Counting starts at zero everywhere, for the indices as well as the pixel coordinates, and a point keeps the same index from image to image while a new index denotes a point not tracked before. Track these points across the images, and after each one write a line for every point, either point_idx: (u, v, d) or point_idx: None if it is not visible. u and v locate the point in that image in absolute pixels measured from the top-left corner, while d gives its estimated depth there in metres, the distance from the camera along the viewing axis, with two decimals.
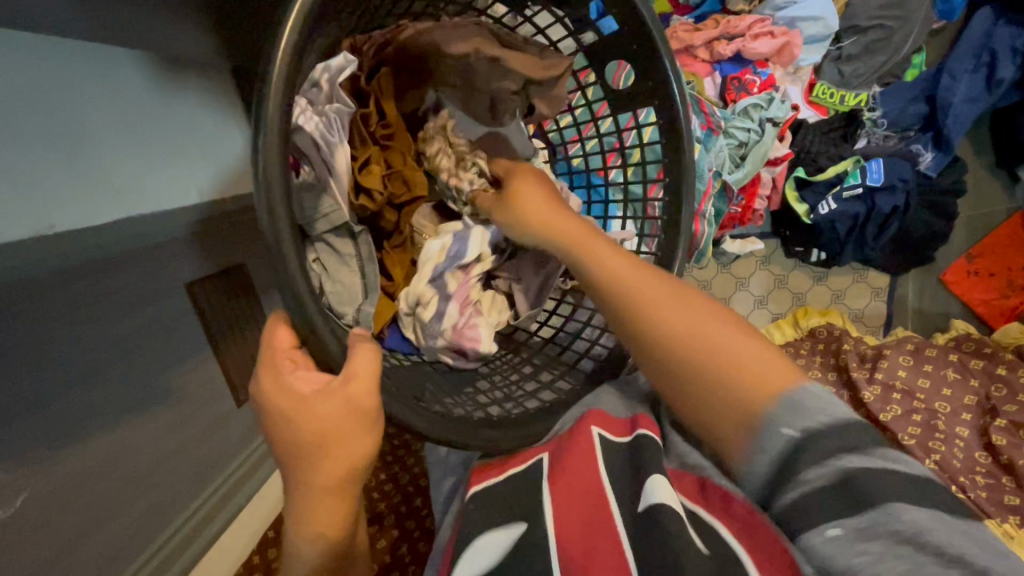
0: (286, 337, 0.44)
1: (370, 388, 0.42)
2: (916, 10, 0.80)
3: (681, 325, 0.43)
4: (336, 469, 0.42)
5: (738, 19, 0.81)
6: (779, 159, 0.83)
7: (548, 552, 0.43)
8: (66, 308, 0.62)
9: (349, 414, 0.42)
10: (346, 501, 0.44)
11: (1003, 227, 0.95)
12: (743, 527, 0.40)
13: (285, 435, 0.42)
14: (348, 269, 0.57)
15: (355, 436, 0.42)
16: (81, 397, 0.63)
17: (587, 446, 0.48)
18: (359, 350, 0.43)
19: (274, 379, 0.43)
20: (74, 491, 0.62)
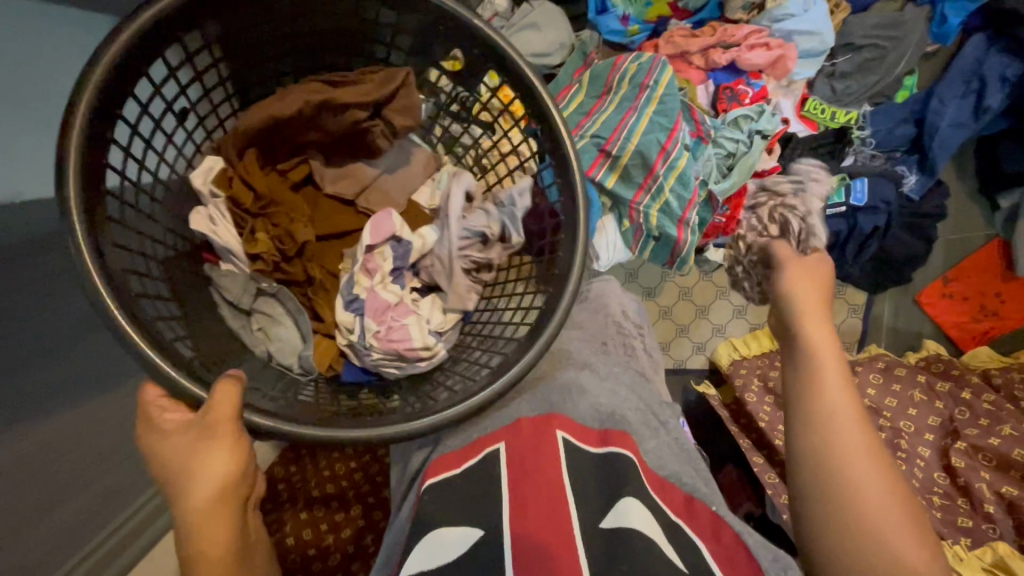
0: (157, 387, 0.45)
1: (229, 420, 0.43)
2: (909, 32, 0.81)
3: (859, 468, 0.49)
4: (209, 489, 0.43)
5: (736, 28, 0.80)
6: (766, 171, 0.83)
7: (502, 532, 0.44)
8: (39, 279, 0.61)
9: (206, 443, 0.43)
10: (232, 520, 0.45)
11: (981, 252, 0.97)
12: (725, 551, 0.47)
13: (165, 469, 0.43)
14: (287, 324, 0.58)
15: (221, 455, 0.43)
16: (45, 373, 0.61)
17: (551, 440, 0.50)
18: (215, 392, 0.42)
19: (155, 425, 0.44)
20: (37, 468, 0.61)
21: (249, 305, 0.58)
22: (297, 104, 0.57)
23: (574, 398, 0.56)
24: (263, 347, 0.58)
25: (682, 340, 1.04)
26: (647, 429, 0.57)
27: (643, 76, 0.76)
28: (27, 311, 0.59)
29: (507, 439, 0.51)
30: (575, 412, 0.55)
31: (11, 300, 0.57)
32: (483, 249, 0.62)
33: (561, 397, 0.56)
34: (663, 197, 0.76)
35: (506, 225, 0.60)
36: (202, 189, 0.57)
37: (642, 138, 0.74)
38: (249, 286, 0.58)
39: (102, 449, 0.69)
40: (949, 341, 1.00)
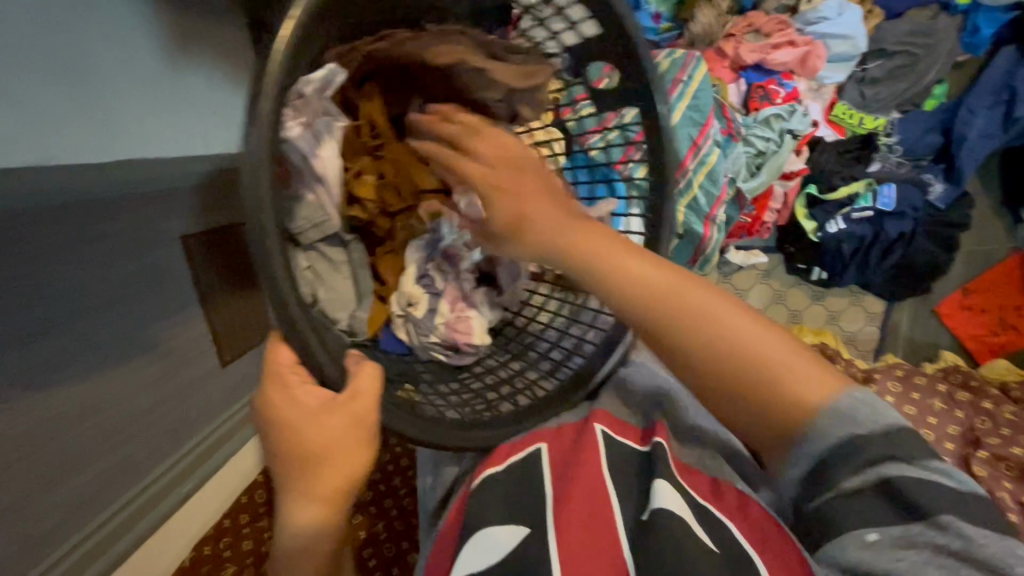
0: (286, 354, 0.43)
1: (372, 407, 0.43)
2: (942, 41, 0.82)
3: (734, 330, 0.41)
4: (335, 480, 0.43)
5: (767, 26, 0.80)
6: (793, 173, 0.84)
7: (547, 536, 0.43)
8: (64, 245, 0.61)
9: (345, 436, 0.43)
10: (342, 510, 0.44)
11: (1002, 265, 0.98)
12: (754, 529, 0.43)
13: (284, 448, 0.43)
14: (340, 274, 0.59)
15: (351, 449, 0.43)
16: (65, 339, 0.61)
17: (590, 436, 0.50)
18: (361, 370, 0.43)
19: (284, 397, 0.43)
20: (52, 435, 0.60)
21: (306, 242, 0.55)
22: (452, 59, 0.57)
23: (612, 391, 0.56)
24: (307, 289, 0.56)
25: None
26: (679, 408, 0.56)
27: (676, 71, 0.75)
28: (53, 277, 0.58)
29: (549, 441, 0.51)
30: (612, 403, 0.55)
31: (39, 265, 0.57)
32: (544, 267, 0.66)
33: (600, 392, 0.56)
34: (693, 195, 0.76)
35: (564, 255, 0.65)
36: (309, 91, 0.49)
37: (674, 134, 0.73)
38: (322, 231, 0.55)
39: (115, 421, 0.68)
40: (966, 354, 1.01)
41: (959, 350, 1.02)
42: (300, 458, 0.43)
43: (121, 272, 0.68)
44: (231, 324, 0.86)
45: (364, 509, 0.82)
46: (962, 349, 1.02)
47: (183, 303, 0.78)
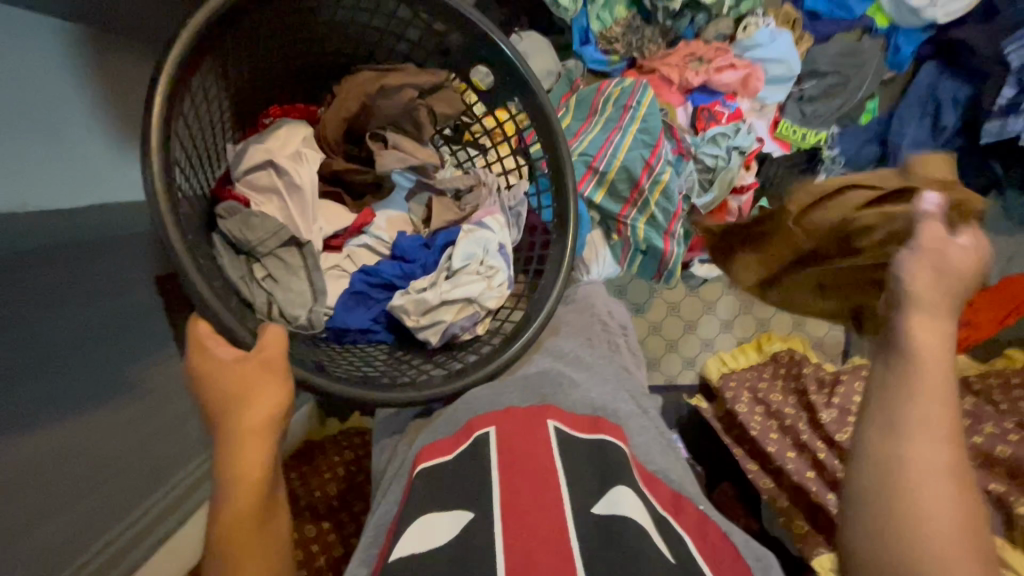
0: (208, 324, 0.50)
1: (281, 352, 0.48)
2: (868, 60, 0.89)
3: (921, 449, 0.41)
4: (260, 415, 0.46)
5: (709, 50, 0.87)
6: (745, 187, 0.88)
7: (491, 520, 0.43)
8: (39, 288, 0.61)
9: (262, 375, 0.47)
10: (272, 449, 0.46)
11: None
12: (710, 547, 0.46)
13: (212, 395, 0.46)
14: (298, 277, 0.63)
15: (269, 384, 0.47)
16: (49, 382, 0.62)
17: (542, 430, 0.51)
18: (266, 331, 0.49)
19: (203, 353, 0.48)
20: (34, 478, 0.60)
21: (265, 250, 0.62)
22: (359, 99, 0.69)
23: (570, 395, 0.58)
24: (264, 296, 0.60)
25: (671, 356, 1.06)
26: (635, 424, 0.59)
27: (626, 98, 0.80)
28: (29, 320, 0.60)
29: (498, 424, 0.52)
30: (568, 403, 0.57)
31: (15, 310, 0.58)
32: (488, 257, 0.68)
33: (553, 391, 0.58)
34: (649, 212, 0.80)
35: (494, 249, 0.69)
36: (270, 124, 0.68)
37: (629, 156, 0.78)
38: (268, 234, 0.62)
39: (94, 465, 0.68)
40: None
41: None
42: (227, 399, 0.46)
43: (101, 314, 0.69)
44: None
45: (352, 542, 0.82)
46: None
47: (154, 343, 0.79)
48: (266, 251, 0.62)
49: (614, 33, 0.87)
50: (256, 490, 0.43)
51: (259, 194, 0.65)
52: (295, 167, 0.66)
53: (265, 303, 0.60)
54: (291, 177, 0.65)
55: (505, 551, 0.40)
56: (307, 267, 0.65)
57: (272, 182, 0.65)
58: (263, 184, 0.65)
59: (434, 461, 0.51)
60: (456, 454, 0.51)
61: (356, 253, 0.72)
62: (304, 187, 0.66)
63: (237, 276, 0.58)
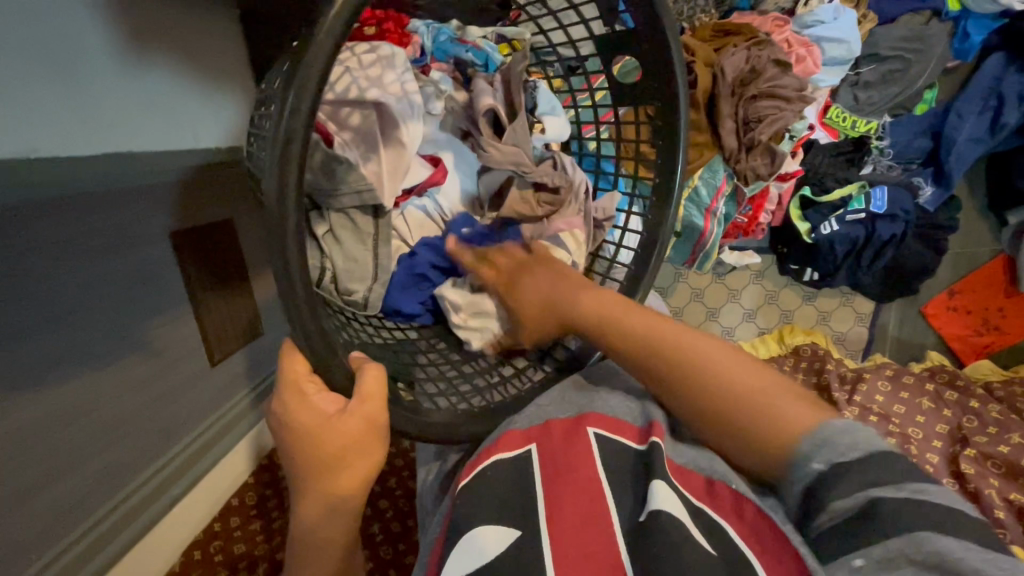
0: (301, 366, 0.45)
1: (382, 408, 0.45)
2: (933, 47, 0.83)
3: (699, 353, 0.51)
4: (357, 474, 0.46)
5: (766, 20, 0.81)
6: (790, 175, 0.84)
7: (540, 538, 0.42)
8: (48, 240, 0.58)
9: (363, 442, 0.45)
10: (355, 500, 0.48)
11: (987, 267, 1.02)
12: (749, 529, 0.43)
13: (309, 456, 0.45)
14: (364, 246, 0.61)
15: (369, 446, 0.45)
16: (56, 337, 0.60)
17: (582, 440, 0.50)
18: (366, 374, 0.45)
19: (299, 404, 0.44)
20: (44, 432, 0.59)
21: (338, 207, 0.59)
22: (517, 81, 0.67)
23: (607, 398, 0.56)
24: (323, 253, 0.59)
25: None
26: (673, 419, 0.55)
27: None
28: (36, 273, 0.57)
29: (538, 441, 0.51)
30: (606, 407, 0.55)
31: (21, 261, 0.56)
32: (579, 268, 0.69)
33: (595, 397, 0.56)
34: (692, 187, 0.78)
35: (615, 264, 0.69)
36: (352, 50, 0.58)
37: None
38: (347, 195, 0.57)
39: (106, 424, 0.67)
40: (951, 353, 1.07)
41: (943, 349, 1.07)
42: (319, 458, 0.45)
43: (116, 270, 0.67)
44: (221, 325, 0.84)
45: (372, 504, 0.83)
46: (946, 348, 1.07)
47: (174, 301, 0.76)
48: (337, 208, 0.59)
49: None
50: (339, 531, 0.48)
51: (353, 133, 0.58)
52: (406, 122, 0.60)
53: (317, 268, 0.59)
54: (401, 133, 0.60)
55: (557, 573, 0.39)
56: (375, 238, 0.62)
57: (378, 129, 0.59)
58: (371, 122, 0.58)
59: (475, 470, 0.49)
60: (505, 459, 0.50)
61: (412, 216, 0.69)
62: (410, 146, 0.61)
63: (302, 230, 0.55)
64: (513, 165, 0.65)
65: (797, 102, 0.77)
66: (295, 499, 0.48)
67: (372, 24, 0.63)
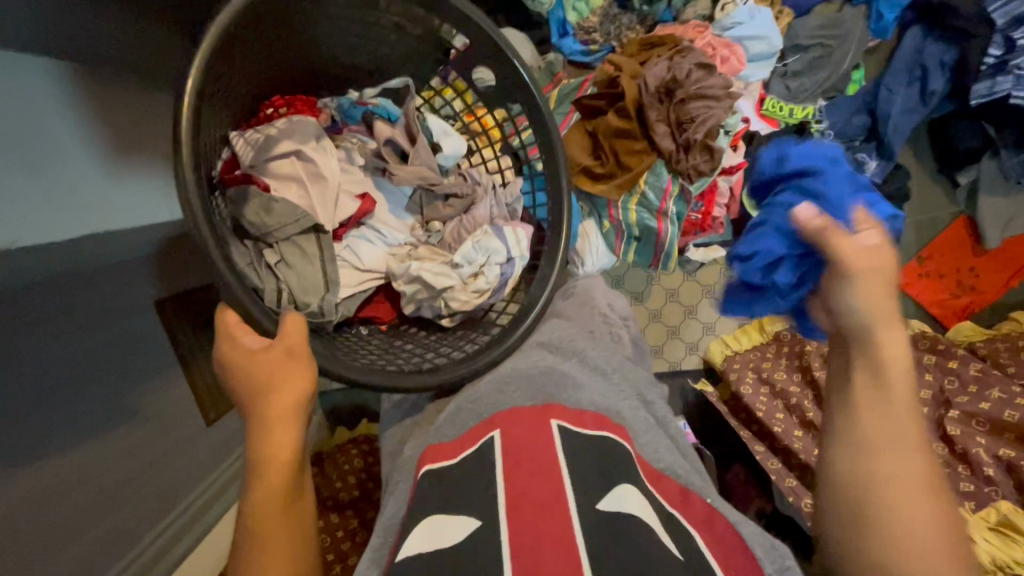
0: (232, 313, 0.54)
1: (301, 339, 0.53)
2: (850, 31, 0.89)
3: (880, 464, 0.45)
4: (283, 402, 0.51)
5: (689, 27, 0.86)
6: (735, 168, 0.87)
7: (497, 523, 0.44)
8: (44, 318, 0.63)
9: (289, 364, 0.52)
10: (298, 432, 0.52)
11: (950, 229, 1.04)
12: (716, 540, 0.48)
13: (245, 386, 0.52)
14: (312, 265, 0.66)
15: (292, 372, 0.51)
16: (59, 410, 0.64)
17: (546, 428, 0.53)
18: (286, 319, 0.53)
19: (230, 344, 0.52)
20: (49, 503, 0.62)
21: (287, 235, 0.65)
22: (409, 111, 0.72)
23: (573, 391, 0.60)
24: (272, 284, 0.63)
25: (674, 343, 1.05)
26: (640, 424, 0.61)
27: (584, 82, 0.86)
28: (41, 350, 0.62)
29: (503, 427, 0.53)
30: (574, 400, 0.58)
31: (26, 343, 0.60)
32: (490, 250, 0.70)
33: (558, 391, 0.59)
34: (640, 192, 0.82)
35: (489, 243, 0.69)
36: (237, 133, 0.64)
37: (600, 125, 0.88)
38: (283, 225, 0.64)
39: (109, 488, 0.70)
40: (933, 320, 1.06)
41: (926, 317, 1.07)
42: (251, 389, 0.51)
43: (106, 340, 0.71)
44: (212, 383, 0.88)
45: None
46: (928, 315, 1.07)
47: (162, 365, 0.80)
48: (283, 237, 0.65)
49: (591, 23, 0.86)
50: (287, 470, 0.50)
51: (277, 177, 0.67)
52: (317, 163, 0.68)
53: (274, 291, 0.63)
54: (316, 167, 0.68)
55: (511, 547, 0.41)
56: (322, 256, 0.67)
57: (294, 169, 0.67)
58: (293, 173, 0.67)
59: (438, 463, 0.53)
60: (470, 451, 0.52)
61: (354, 246, 0.72)
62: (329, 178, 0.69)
63: (244, 262, 0.61)
64: (420, 180, 0.72)
65: (726, 99, 0.80)
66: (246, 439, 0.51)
67: (284, 104, 0.69)
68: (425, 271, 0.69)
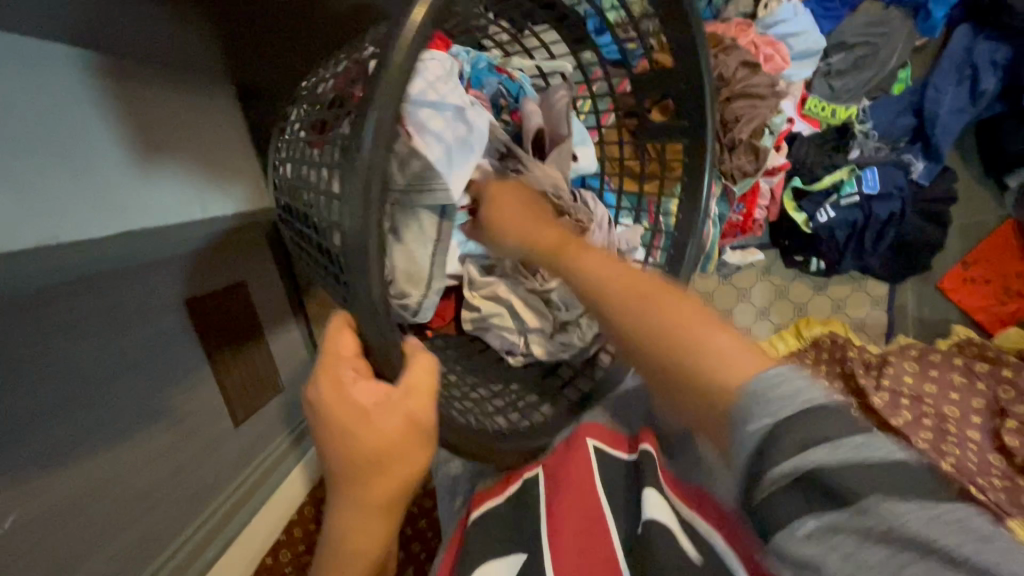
0: (351, 344, 0.45)
1: (427, 411, 0.43)
2: (897, 30, 0.87)
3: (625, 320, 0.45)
4: (388, 486, 0.44)
5: (734, 26, 0.83)
6: (776, 170, 0.85)
7: (544, 556, 0.47)
8: (77, 318, 0.62)
9: (411, 444, 0.43)
10: (392, 516, 0.46)
11: (996, 234, 1.02)
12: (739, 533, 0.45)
13: (345, 451, 0.43)
14: (426, 250, 0.59)
15: (409, 455, 0.43)
16: (90, 410, 0.62)
17: (582, 455, 0.53)
18: (417, 367, 0.43)
19: (337, 393, 0.43)
20: (78, 506, 0.61)
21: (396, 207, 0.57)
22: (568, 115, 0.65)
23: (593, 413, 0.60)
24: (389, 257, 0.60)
25: None
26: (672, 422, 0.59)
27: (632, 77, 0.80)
28: (75, 350, 0.61)
29: (543, 464, 0.55)
30: (598, 420, 0.58)
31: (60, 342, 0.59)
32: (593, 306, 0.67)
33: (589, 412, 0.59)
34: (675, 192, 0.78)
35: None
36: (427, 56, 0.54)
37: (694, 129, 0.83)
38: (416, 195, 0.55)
39: (138, 492, 0.69)
40: (978, 327, 1.04)
41: (970, 324, 1.05)
42: (358, 458, 0.43)
43: (141, 340, 0.70)
44: (240, 383, 0.87)
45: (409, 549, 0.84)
46: (972, 322, 1.04)
47: (194, 365, 0.79)
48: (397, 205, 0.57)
49: None
50: (372, 555, 0.46)
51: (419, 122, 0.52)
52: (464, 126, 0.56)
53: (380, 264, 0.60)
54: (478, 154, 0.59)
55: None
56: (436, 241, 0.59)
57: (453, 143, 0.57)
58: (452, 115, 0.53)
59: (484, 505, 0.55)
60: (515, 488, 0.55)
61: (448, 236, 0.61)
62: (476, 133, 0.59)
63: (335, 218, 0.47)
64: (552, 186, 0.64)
65: (772, 98, 0.78)
66: (333, 501, 0.45)
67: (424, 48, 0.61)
68: (512, 293, 0.69)
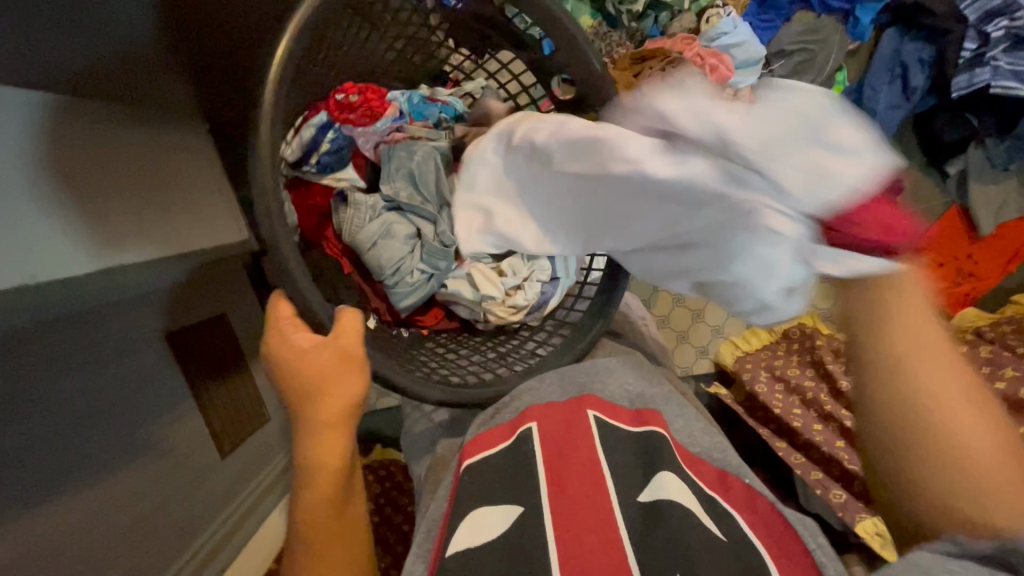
0: (287, 307, 0.51)
1: (354, 345, 0.50)
2: (830, 36, 0.94)
3: (924, 380, 0.49)
4: (329, 412, 0.51)
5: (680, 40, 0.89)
6: None
7: (542, 509, 0.47)
8: (60, 356, 0.63)
9: (341, 371, 0.51)
10: (343, 442, 0.53)
11: (944, 219, 1.08)
12: (761, 520, 0.51)
13: (291, 387, 0.51)
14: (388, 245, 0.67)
15: (344, 385, 0.51)
16: (76, 447, 0.63)
17: (584, 420, 0.55)
18: (343, 317, 0.51)
19: (280, 340, 0.50)
20: (66, 544, 0.61)
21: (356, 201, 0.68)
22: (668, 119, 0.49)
23: (603, 382, 0.62)
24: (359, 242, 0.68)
25: (684, 347, 1.08)
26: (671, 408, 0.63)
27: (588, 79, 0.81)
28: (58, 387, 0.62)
29: (538, 419, 0.56)
30: (605, 391, 0.61)
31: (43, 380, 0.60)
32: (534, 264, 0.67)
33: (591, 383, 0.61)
34: None
35: (539, 259, 0.67)
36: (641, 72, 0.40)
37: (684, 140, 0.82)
38: None
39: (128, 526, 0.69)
40: None
41: None
42: (301, 393, 0.51)
43: (125, 375, 0.71)
44: (224, 413, 0.87)
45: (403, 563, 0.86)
46: None
47: (179, 397, 0.80)
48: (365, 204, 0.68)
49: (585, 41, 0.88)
50: (329, 481, 0.52)
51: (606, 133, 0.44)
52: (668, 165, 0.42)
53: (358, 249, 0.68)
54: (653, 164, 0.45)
55: (557, 532, 0.45)
56: None
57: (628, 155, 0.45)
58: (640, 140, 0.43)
59: (475, 457, 0.54)
60: (511, 441, 0.55)
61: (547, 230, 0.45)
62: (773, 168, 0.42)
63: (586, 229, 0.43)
64: None
65: None
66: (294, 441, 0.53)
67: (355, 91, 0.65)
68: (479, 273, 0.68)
